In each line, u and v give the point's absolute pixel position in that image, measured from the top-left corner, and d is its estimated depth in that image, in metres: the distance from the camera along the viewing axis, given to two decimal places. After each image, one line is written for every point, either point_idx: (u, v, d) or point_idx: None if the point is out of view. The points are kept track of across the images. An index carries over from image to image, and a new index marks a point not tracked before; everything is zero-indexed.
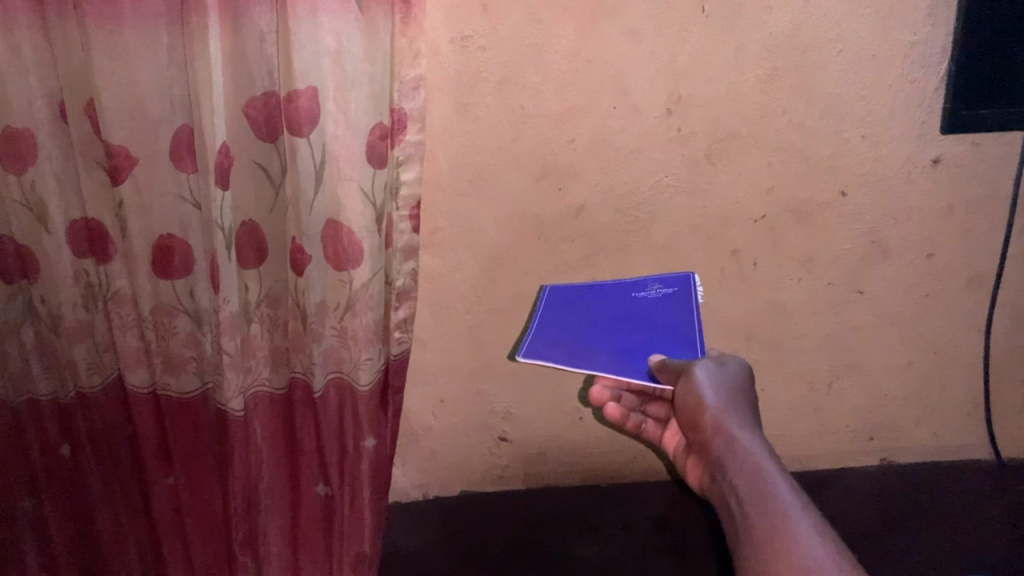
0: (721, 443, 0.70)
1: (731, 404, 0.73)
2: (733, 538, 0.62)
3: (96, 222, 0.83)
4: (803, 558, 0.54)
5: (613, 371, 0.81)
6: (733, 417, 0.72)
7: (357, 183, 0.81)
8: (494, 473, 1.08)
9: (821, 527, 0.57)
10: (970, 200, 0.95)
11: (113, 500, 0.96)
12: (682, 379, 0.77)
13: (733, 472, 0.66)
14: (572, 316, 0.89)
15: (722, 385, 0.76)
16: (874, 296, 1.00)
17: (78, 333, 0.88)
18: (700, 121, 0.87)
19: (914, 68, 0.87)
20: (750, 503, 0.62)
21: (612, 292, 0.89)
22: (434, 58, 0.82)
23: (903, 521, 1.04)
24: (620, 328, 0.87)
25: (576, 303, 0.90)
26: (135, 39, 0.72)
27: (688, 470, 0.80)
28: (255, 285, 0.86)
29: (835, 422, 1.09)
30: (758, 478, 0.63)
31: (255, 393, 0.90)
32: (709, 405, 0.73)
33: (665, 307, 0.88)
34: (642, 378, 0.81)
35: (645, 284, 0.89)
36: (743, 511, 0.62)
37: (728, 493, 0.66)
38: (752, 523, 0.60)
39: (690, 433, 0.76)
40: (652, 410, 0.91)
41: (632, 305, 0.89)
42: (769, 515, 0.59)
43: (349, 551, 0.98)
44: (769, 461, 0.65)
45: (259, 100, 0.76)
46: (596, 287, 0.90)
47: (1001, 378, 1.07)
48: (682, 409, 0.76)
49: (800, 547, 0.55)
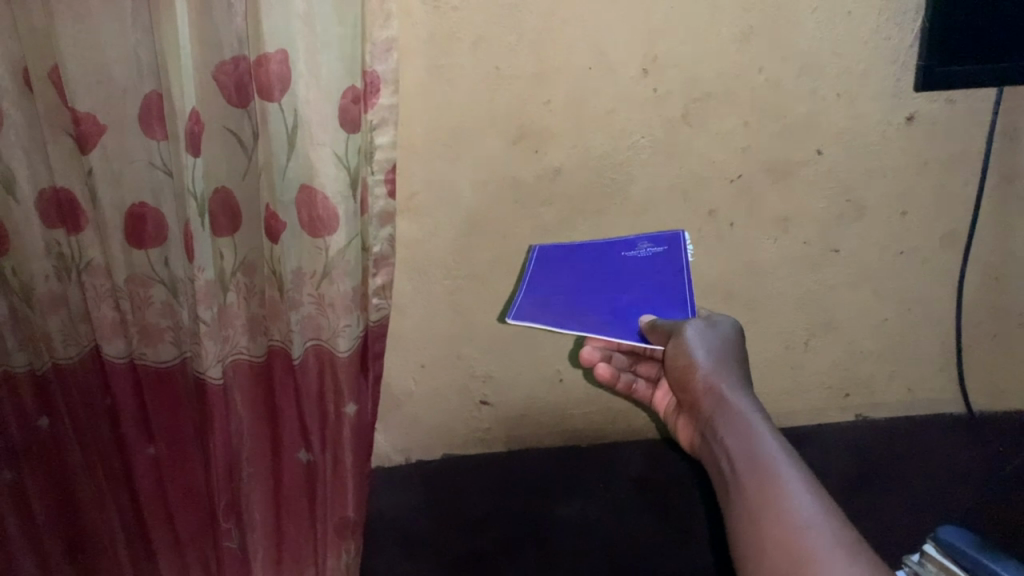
0: (713, 405, 0.70)
1: (722, 364, 0.74)
2: (724, 498, 0.63)
3: (65, 191, 0.81)
4: (792, 517, 0.56)
5: (606, 331, 0.80)
6: (724, 377, 0.72)
7: (330, 149, 0.79)
8: (475, 436, 1.09)
9: (810, 485, 0.58)
10: (944, 156, 0.96)
11: (94, 471, 0.96)
12: (672, 339, 0.78)
13: (723, 432, 0.67)
14: (560, 277, 0.88)
15: (713, 344, 0.77)
16: (849, 254, 1.01)
17: (52, 305, 0.87)
18: (676, 81, 0.87)
19: (889, 25, 0.87)
20: (740, 463, 0.63)
21: (602, 253, 0.89)
22: (407, 18, 0.81)
23: (888, 476, 1.06)
24: (607, 289, 0.86)
25: (564, 265, 0.89)
26: (99, 4, 0.70)
27: (677, 429, 0.82)
28: (230, 253, 0.85)
29: (811, 379, 1.11)
30: (748, 436, 0.64)
31: (234, 361, 0.90)
32: (701, 365, 0.74)
33: (655, 267, 0.88)
34: (635, 339, 0.81)
35: (633, 243, 0.89)
36: (734, 471, 0.63)
37: (719, 452, 0.67)
38: (743, 482, 0.61)
39: (682, 393, 0.77)
40: (642, 370, 0.91)
41: (621, 265, 0.88)
42: (760, 474, 0.60)
43: (335, 515, 0.99)
44: (760, 421, 0.66)
45: (229, 64, 0.74)
46: (585, 248, 0.90)
47: (973, 333, 1.08)
48: (674, 369, 0.77)
49: (789, 507, 0.56)
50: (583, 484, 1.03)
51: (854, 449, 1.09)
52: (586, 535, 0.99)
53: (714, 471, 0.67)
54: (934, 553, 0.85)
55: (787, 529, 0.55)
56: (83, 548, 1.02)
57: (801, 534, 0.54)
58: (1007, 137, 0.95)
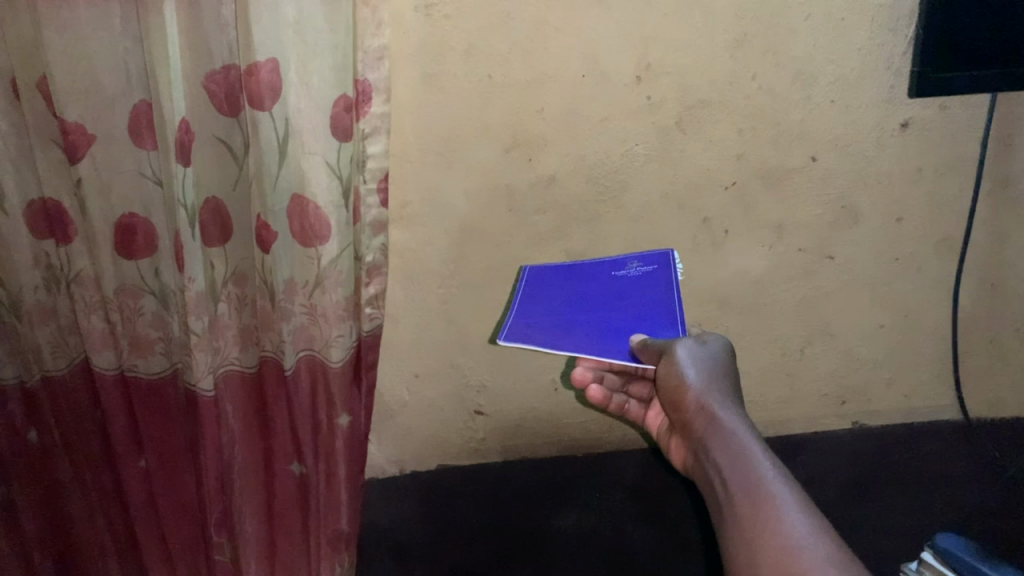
0: (705, 425, 0.70)
1: (714, 384, 0.74)
2: (718, 519, 0.62)
3: (53, 202, 0.80)
4: (785, 539, 0.55)
5: (598, 352, 0.81)
6: (716, 397, 0.72)
7: (322, 157, 0.79)
8: (469, 446, 1.08)
9: (806, 507, 0.57)
10: (938, 163, 0.96)
11: (85, 485, 0.95)
12: (663, 359, 0.77)
13: (716, 452, 0.66)
14: (550, 298, 0.87)
15: (703, 363, 0.76)
16: (844, 261, 1.01)
17: (41, 317, 0.86)
18: (670, 89, 0.86)
19: (881, 31, 0.86)
20: (733, 485, 0.62)
21: (591, 274, 0.87)
22: (399, 27, 0.80)
23: (881, 481, 1.07)
24: (600, 307, 0.86)
25: (553, 285, 0.88)
26: (87, 14, 0.70)
27: (671, 450, 0.81)
28: (221, 264, 0.84)
29: (808, 387, 1.10)
30: (741, 457, 0.64)
31: (224, 373, 0.89)
32: (693, 385, 0.73)
33: (646, 287, 0.87)
34: (625, 357, 0.82)
35: (623, 263, 0.87)
36: (727, 491, 0.62)
37: (712, 473, 0.66)
38: (737, 504, 0.60)
39: (675, 413, 0.76)
40: (634, 389, 0.91)
41: (611, 284, 0.87)
42: (752, 496, 0.59)
43: (327, 527, 0.98)
44: (754, 442, 0.65)
45: (220, 73, 0.74)
46: (572, 268, 0.88)
47: (970, 340, 1.08)
48: (665, 389, 0.76)
49: (784, 528, 0.56)
50: (577, 496, 1.03)
51: (851, 455, 1.09)
52: (581, 547, 0.99)
53: (707, 492, 0.66)
54: (931, 560, 0.86)
55: (782, 550, 0.54)
56: (72, 563, 1.00)
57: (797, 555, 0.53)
58: (1001, 143, 0.95)
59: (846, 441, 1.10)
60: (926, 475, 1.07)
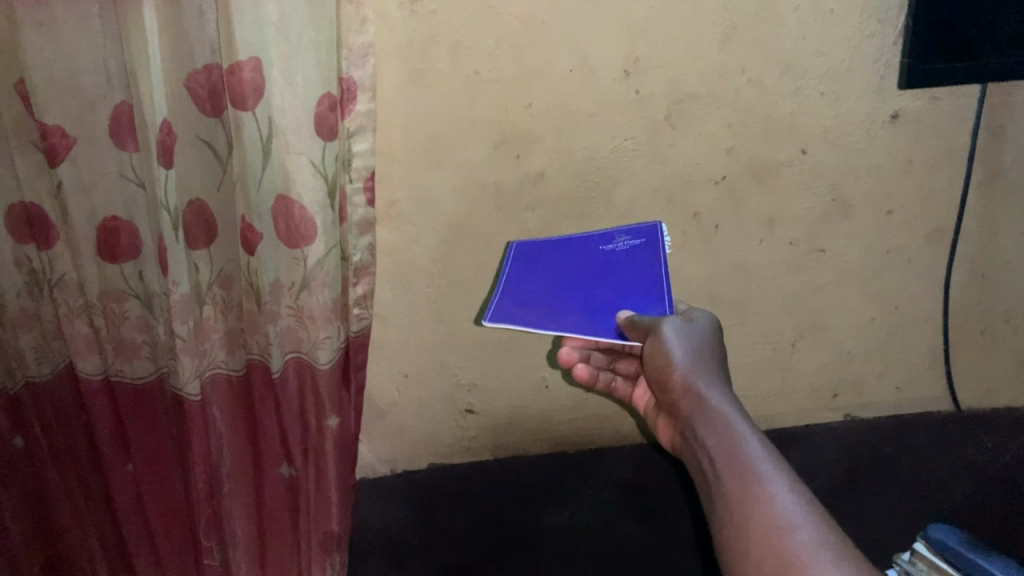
0: (692, 405, 0.69)
1: (701, 362, 0.73)
2: (706, 499, 0.62)
3: (34, 208, 0.79)
4: (773, 519, 0.54)
5: (582, 333, 0.78)
6: (703, 375, 0.71)
7: (306, 157, 0.78)
8: (460, 445, 1.07)
9: (795, 486, 0.57)
10: (929, 154, 0.95)
11: (70, 490, 0.93)
12: (650, 337, 0.76)
13: (704, 432, 0.66)
14: (538, 272, 0.86)
15: (691, 341, 0.75)
16: (836, 254, 1.00)
17: (24, 322, 0.84)
18: (659, 83, 0.86)
19: (872, 23, 0.86)
20: (721, 465, 0.61)
21: (580, 247, 0.86)
22: (383, 24, 0.79)
23: (872, 474, 1.08)
24: (586, 286, 0.84)
25: (542, 260, 0.87)
26: (65, 14, 0.68)
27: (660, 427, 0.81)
28: (205, 266, 0.82)
29: (799, 380, 1.10)
30: (728, 434, 0.63)
31: (212, 376, 0.87)
32: (680, 364, 0.73)
33: (634, 261, 0.85)
34: (611, 336, 0.79)
35: (612, 237, 0.86)
36: (715, 470, 0.62)
37: (700, 454, 0.66)
38: (725, 484, 0.60)
39: (662, 393, 0.76)
40: (621, 367, 0.90)
41: (600, 260, 0.86)
42: (740, 475, 0.59)
43: (318, 530, 0.97)
44: (742, 421, 0.64)
45: (202, 74, 0.72)
46: (563, 241, 0.87)
47: (962, 331, 1.08)
48: (652, 369, 0.76)
49: (772, 507, 0.55)
50: (570, 492, 1.04)
51: (840, 449, 1.10)
52: (576, 542, 1.00)
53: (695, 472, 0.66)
54: (925, 551, 0.86)
55: (769, 530, 0.54)
56: (60, 571, 0.99)
57: (784, 534, 0.53)
58: (992, 133, 0.95)
59: (838, 437, 1.11)
60: (916, 466, 1.09)
